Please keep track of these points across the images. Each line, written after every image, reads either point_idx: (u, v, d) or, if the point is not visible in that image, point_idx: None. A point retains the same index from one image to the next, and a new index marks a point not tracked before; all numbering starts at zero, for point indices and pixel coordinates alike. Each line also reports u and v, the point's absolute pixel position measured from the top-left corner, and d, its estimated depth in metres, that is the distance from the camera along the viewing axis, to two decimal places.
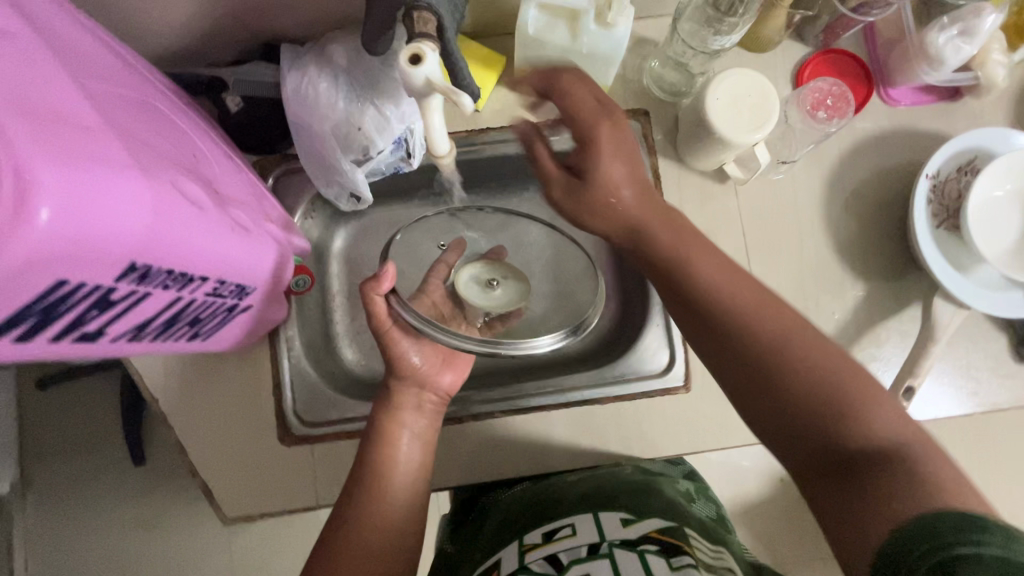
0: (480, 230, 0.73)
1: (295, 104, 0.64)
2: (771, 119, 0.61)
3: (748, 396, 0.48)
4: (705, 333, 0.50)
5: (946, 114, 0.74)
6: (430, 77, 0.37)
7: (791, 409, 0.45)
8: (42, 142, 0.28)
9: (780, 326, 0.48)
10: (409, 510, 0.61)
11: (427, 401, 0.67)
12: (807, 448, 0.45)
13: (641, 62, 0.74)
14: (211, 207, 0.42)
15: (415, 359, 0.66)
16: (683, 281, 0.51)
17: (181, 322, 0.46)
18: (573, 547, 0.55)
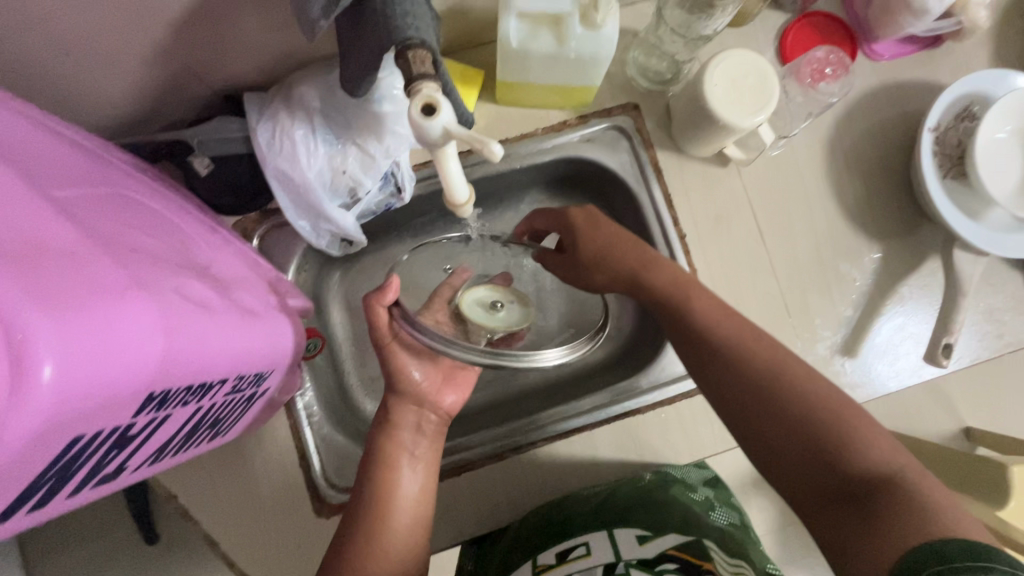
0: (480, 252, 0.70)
1: (271, 158, 0.59)
2: (773, 97, 0.59)
3: (752, 428, 0.50)
4: (706, 373, 0.54)
5: (930, 61, 0.73)
6: (447, 127, 0.33)
7: (792, 439, 0.48)
8: (29, 290, 0.24)
9: (773, 363, 0.51)
10: (410, 545, 0.54)
11: (426, 421, 0.62)
12: (808, 477, 0.47)
13: (622, 54, 0.71)
14: (217, 302, 0.38)
15: (416, 375, 0.61)
16: (683, 316, 0.56)
17: (202, 428, 0.41)
18: (588, 568, 0.56)
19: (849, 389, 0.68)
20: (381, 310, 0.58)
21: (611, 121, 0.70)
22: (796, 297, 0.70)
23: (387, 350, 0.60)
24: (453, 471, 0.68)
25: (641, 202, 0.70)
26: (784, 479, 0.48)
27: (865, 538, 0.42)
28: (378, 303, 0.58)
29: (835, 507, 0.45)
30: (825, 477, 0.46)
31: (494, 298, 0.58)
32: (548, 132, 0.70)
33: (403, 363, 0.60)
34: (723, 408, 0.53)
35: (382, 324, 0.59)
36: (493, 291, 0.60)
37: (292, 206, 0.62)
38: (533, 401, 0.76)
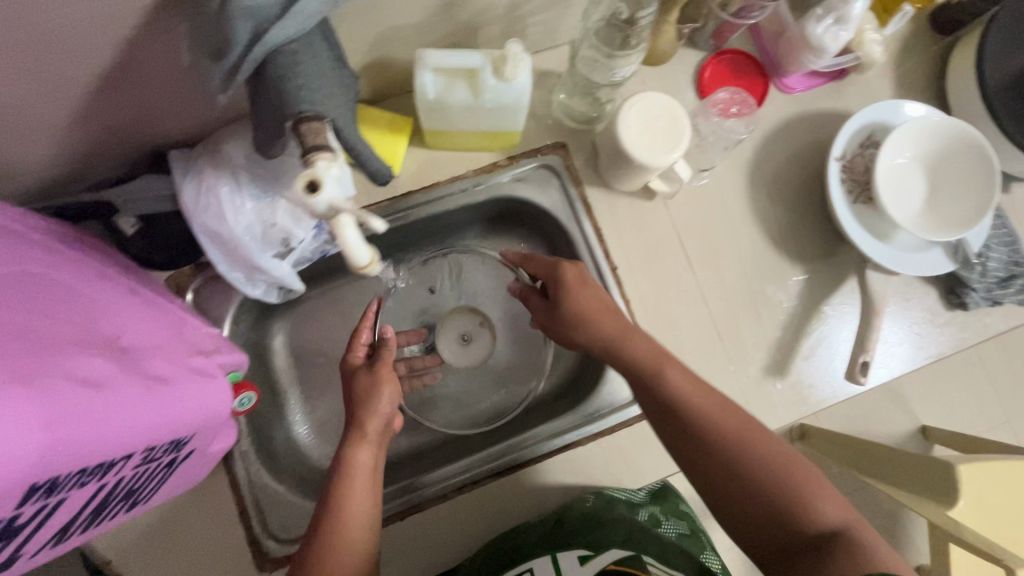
0: (430, 284, 0.80)
1: (197, 215, 0.60)
2: (685, 136, 0.62)
3: (718, 492, 0.51)
4: (672, 437, 0.53)
5: (837, 92, 0.77)
6: (332, 200, 0.36)
7: (756, 501, 0.49)
8: None
9: (742, 432, 0.51)
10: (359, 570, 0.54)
11: (378, 464, 0.61)
12: (770, 535, 0.48)
13: (548, 96, 0.73)
14: (119, 378, 0.38)
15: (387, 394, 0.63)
16: (654, 381, 0.54)
17: (112, 501, 0.41)
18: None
19: (780, 409, 0.71)
20: (388, 371, 0.65)
21: (540, 160, 0.72)
22: (727, 322, 0.72)
23: (371, 394, 0.62)
24: (398, 515, 0.67)
25: (573, 237, 0.72)
26: (746, 534, 0.50)
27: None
28: (388, 363, 0.66)
29: (789, 559, 0.47)
30: (787, 540, 0.48)
31: (465, 328, 0.81)
32: (479, 174, 0.72)
33: (376, 409, 0.61)
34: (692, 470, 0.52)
35: (383, 376, 0.64)
36: (461, 317, 0.81)
37: (223, 260, 0.63)
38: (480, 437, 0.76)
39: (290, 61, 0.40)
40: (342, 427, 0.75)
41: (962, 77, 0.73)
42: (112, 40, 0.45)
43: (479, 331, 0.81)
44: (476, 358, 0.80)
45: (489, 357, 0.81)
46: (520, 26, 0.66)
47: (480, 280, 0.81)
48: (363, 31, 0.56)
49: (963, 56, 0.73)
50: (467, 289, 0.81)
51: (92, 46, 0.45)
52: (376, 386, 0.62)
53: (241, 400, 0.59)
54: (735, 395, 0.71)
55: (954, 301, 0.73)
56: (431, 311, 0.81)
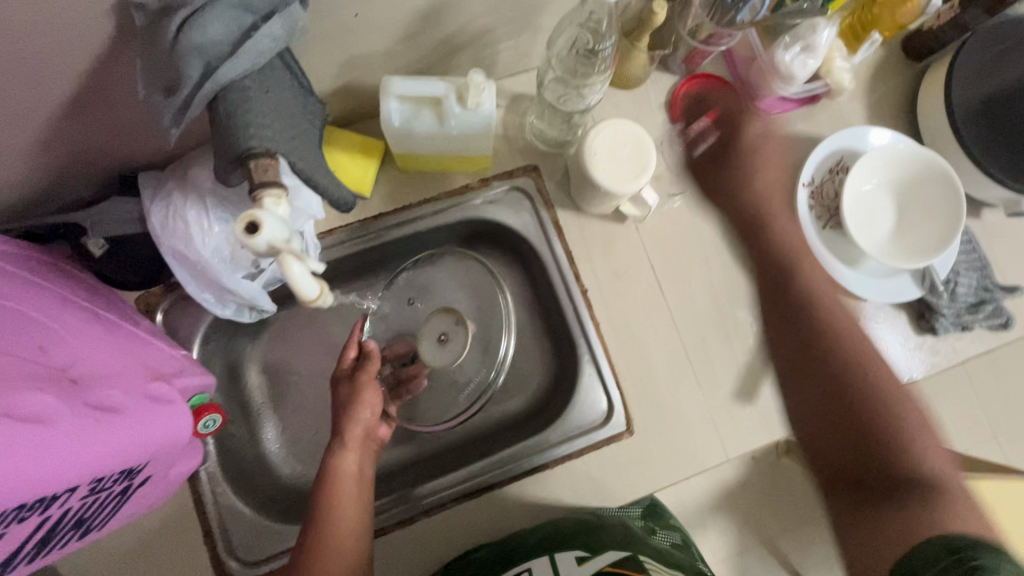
0: (412, 288, 0.77)
1: (165, 238, 0.60)
2: (650, 165, 0.62)
3: (829, 424, 0.56)
4: (800, 353, 0.60)
5: (810, 116, 0.78)
6: (272, 240, 0.35)
7: (849, 446, 0.54)
8: None
9: (839, 393, 0.56)
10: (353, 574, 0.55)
11: (367, 472, 0.62)
12: (850, 476, 0.53)
13: (521, 119, 0.74)
14: (63, 410, 0.39)
15: (365, 411, 0.63)
16: (799, 299, 0.63)
17: (62, 530, 0.41)
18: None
19: (749, 433, 0.71)
20: (368, 375, 0.65)
21: (512, 183, 0.73)
22: (697, 346, 0.72)
23: (351, 406, 0.63)
24: (388, 528, 0.68)
25: (544, 258, 0.73)
26: (826, 470, 0.55)
27: (872, 542, 0.48)
28: (370, 374, 0.65)
29: (874, 504, 0.50)
30: (861, 485, 0.52)
31: (443, 327, 0.71)
32: (451, 196, 0.72)
33: (356, 416, 0.63)
34: (802, 402, 0.58)
35: (365, 385, 0.64)
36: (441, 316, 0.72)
37: (193, 281, 0.63)
38: (454, 457, 0.75)
39: (238, 101, 0.41)
40: (313, 446, 0.75)
41: (933, 103, 0.74)
42: (73, 71, 0.46)
43: (457, 330, 0.71)
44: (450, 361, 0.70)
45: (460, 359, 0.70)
46: (491, 53, 0.67)
47: (451, 293, 0.76)
48: (328, 59, 0.57)
49: (933, 83, 0.74)
50: (442, 300, 0.77)
51: (53, 77, 0.46)
52: (356, 397, 0.63)
53: (206, 422, 0.58)
54: (703, 419, 0.71)
55: (924, 326, 0.73)
56: (414, 315, 0.76)
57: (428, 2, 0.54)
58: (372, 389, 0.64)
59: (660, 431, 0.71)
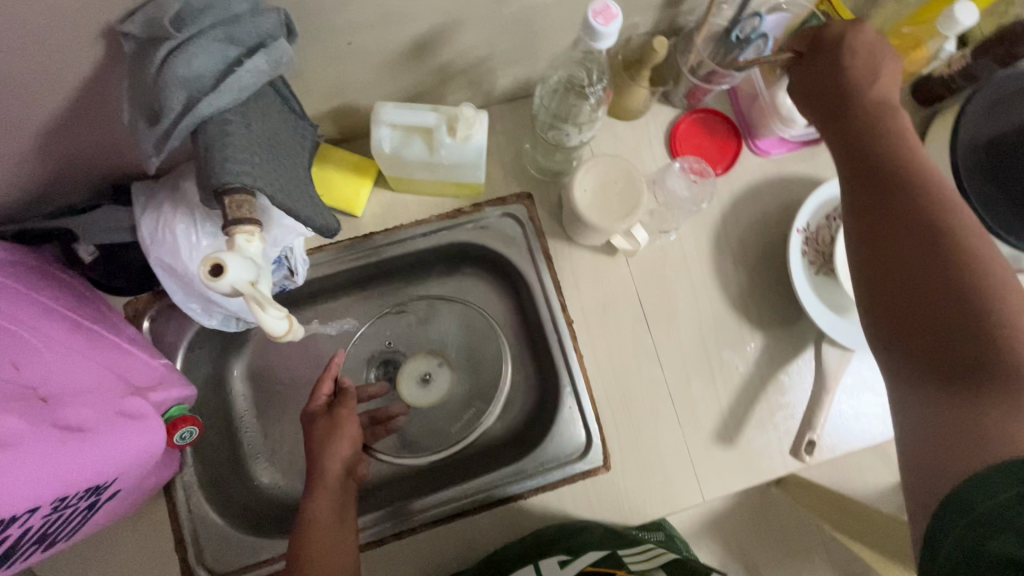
0: (392, 330, 0.80)
1: (153, 248, 0.61)
2: (642, 202, 0.61)
3: (885, 284, 0.42)
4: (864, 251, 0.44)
5: (811, 158, 0.77)
6: (236, 282, 0.37)
7: (931, 314, 0.39)
8: None
9: (919, 247, 0.41)
10: None
11: (346, 513, 0.61)
12: (925, 345, 0.39)
13: (517, 146, 0.74)
14: (27, 434, 0.40)
15: (347, 450, 0.63)
16: (908, 187, 0.43)
17: (23, 545, 0.42)
18: None
19: (728, 477, 0.70)
20: (347, 412, 0.66)
21: (505, 210, 0.73)
22: (681, 384, 0.72)
23: (330, 441, 0.63)
24: (372, 544, 0.67)
25: (532, 286, 0.72)
26: (897, 359, 0.41)
27: (941, 447, 0.37)
28: (349, 411, 0.66)
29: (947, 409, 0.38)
30: (952, 342, 0.38)
31: (424, 369, 0.79)
32: (442, 219, 0.72)
33: (335, 453, 0.63)
34: (866, 285, 0.43)
35: (343, 422, 0.65)
36: (423, 357, 0.80)
37: (180, 293, 0.64)
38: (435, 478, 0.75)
39: (218, 135, 0.42)
40: (292, 458, 0.75)
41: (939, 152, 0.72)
42: (65, 88, 0.47)
43: (440, 372, 0.79)
44: (433, 401, 0.78)
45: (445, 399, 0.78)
46: (488, 79, 0.67)
47: (440, 330, 0.80)
48: (322, 82, 0.57)
49: (939, 131, 0.72)
50: (425, 339, 0.80)
51: (46, 93, 0.46)
52: (335, 432, 0.64)
53: (184, 434, 0.59)
54: (682, 460, 0.70)
55: None
56: (391, 356, 0.80)
57: (423, 32, 0.54)
58: (349, 423, 0.65)
59: (640, 470, 0.70)
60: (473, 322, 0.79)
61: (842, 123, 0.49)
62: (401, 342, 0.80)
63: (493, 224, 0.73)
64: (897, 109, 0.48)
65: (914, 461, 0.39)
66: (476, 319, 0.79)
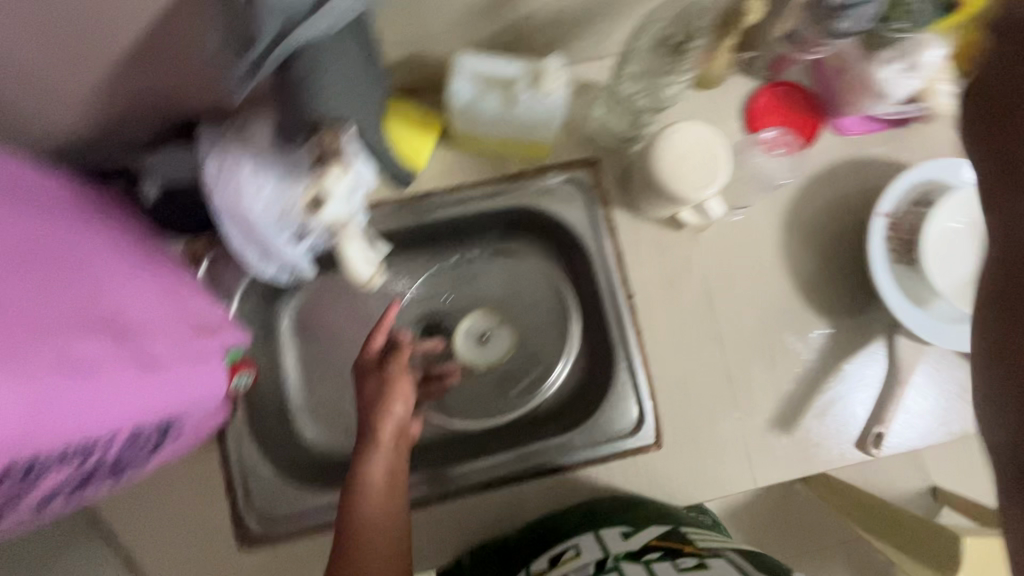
0: (450, 285, 0.78)
1: (216, 192, 0.60)
2: (723, 173, 0.58)
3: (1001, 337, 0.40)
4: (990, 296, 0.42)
5: (897, 140, 0.73)
6: None
7: None
8: None
9: None
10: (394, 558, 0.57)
11: (398, 474, 0.61)
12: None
13: (586, 109, 0.71)
14: (114, 356, 0.39)
15: (398, 409, 0.62)
16: None
17: (99, 471, 0.42)
18: (583, 566, 0.59)
19: (782, 464, 0.68)
20: (399, 368, 0.64)
21: (569, 175, 0.70)
22: (739, 368, 0.70)
23: (383, 400, 0.62)
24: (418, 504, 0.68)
25: (591, 257, 0.71)
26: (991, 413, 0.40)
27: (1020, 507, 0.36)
28: (401, 367, 0.65)
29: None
30: None
31: (484, 328, 0.77)
32: (505, 181, 0.70)
33: (389, 412, 0.62)
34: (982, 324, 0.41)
35: (395, 379, 0.64)
36: (483, 314, 0.78)
37: (241, 240, 0.63)
38: (473, 443, 0.74)
39: (310, 65, 0.41)
40: (337, 414, 0.75)
41: None
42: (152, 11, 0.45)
43: (499, 333, 0.77)
44: (491, 360, 0.77)
45: (503, 360, 0.77)
46: (566, 35, 0.64)
47: (489, 291, 0.78)
48: (402, 25, 0.55)
49: None
50: (483, 296, 0.78)
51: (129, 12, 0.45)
52: (388, 389, 0.63)
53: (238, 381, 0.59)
54: (734, 444, 0.68)
55: None
56: (449, 312, 0.78)
57: None
58: (402, 381, 0.64)
59: (691, 450, 0.68)
60: (525, 286, 0.78)
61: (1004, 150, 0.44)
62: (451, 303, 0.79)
63: (556, 189, 0.71)
64: None
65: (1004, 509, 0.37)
66: (536, 281, 0.77)
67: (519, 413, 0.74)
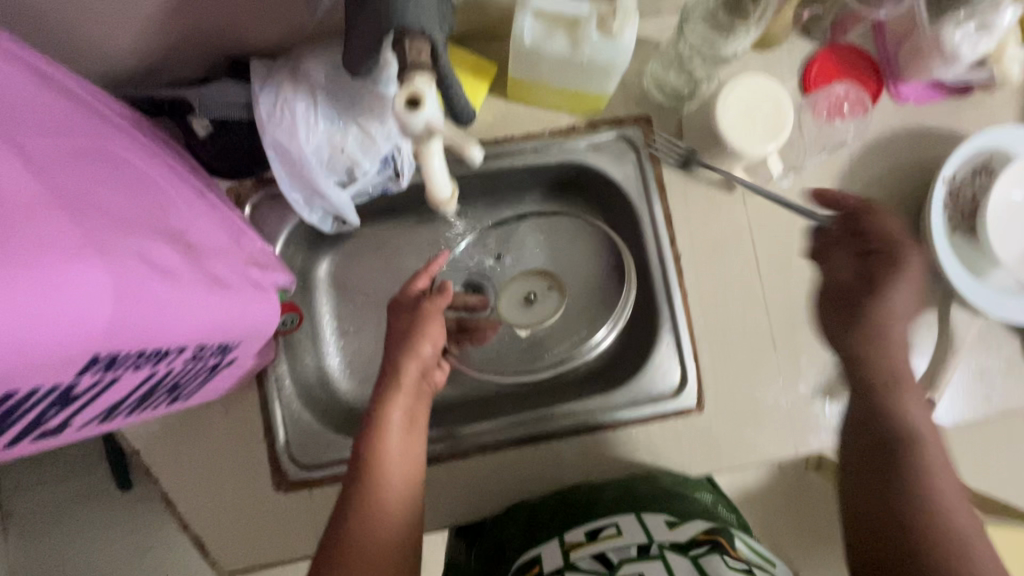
0: (497, 245, 0.78)
1: (270, 127, 0.59)
2: (788, 125, 0.58)
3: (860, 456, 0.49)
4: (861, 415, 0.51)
5: (958, 110, 0.71)
6: (430, 121, 0.37)
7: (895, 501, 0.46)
8: None
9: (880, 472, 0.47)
10: (404, 510, 0.56)
11: (417, 416, 0.61)
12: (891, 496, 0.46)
13: (641, 65, 0.70)
14: (182, 268, 0.38)
15: (427, 350, 0.62)
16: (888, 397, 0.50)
17: (159, 391, 0.41)
18: (622, 546, 0.55)
19: (825, 434, 0.67)
20: (434, 311, 0.63)
21: (620, 131, 0.69)
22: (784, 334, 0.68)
23: (413, 339, 0.61)
24: (447, 456, 0.68)
25: (640, 219, 0.70)
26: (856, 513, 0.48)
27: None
28: (437, 308, 0.64)
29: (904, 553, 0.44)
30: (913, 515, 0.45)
31: (531, 288, 0.76)
32: (556, 134, 0.69)
33: (416, 352, 0.61)
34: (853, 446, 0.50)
35: (428, 319, 0.63)
36: (534, 275, 0.77)
37: (287, 179, 0.62)
38: (510, 403, 0.74)
39: None
40: (373, 367, 0.74)
41: None
42: None
43: (544, 295, 0.77)
44: (534, 321, 0.76)
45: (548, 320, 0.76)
46: None
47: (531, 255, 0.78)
48: None
49: None
50: (526, 258, 0.78)
51: None
52: (418, 329, 0.62)
53: (288, 320, 0.66)
54: (777, 411, 0.67)
55: None
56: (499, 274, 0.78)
57: None
58: (434, 323, 0.63)
59: (733, 414, 0.68)
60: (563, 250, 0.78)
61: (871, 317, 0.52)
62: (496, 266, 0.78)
63: (606, 145, 0.70)
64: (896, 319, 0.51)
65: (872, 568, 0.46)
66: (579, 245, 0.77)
67: (547, 372, 0.72)
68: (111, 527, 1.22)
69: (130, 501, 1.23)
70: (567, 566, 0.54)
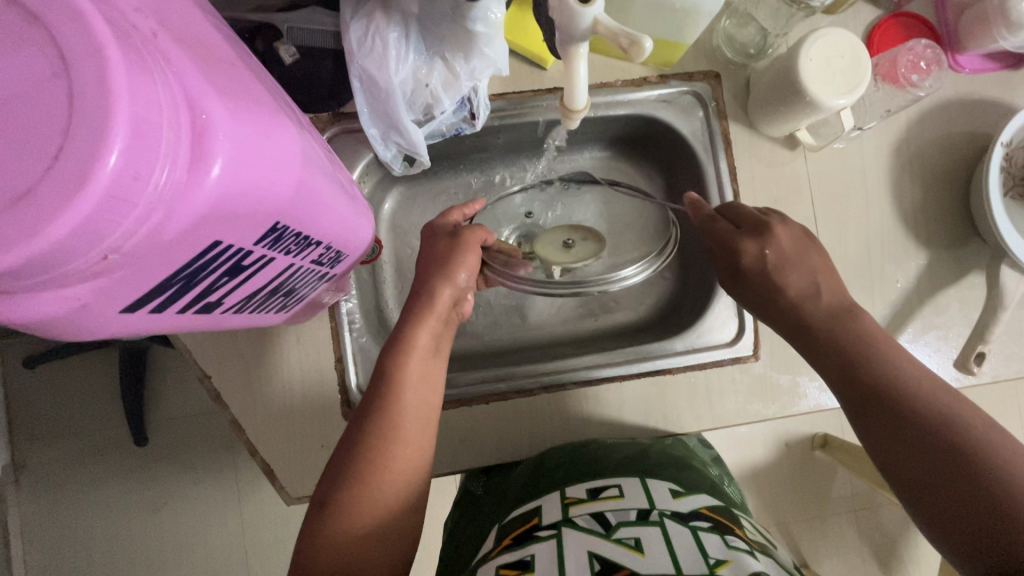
0: (537, 197, 0.75)
1: (359, 57, 0.57)
2: (863, 84, 0.59)
3: (864, 404, 0.51)
4: (843, 368, 0.52)
5: (1008, 81, 0.74)
6: (595, 18, 0.40)
7: (913, 435, 0.47)
8: (219, 93, 0.25)
9: (884, 414, 0.49)
10: (425, 445, 0.57)
11: (440, 344, 0.60)
12: (923, 490, 0.46)
13: (712, 22, 0.72)
14: (328, 164, 0.39)
15: (461, 277, 0.60)
16: (869, 362, 0.51)
17: (281, 291, 0.42)
18: (620, 508, 0.57)
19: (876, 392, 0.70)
20: (473, 236, 0.62)
21: (689, 86, 0.71)
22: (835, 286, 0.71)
23: (448, 265, 0.60)
24: (493, 397, 0.69)
25: (707, 175, 0.71)
26: (884, 455, 0.49)
27: (939, 506, 0.45)
28: (475, 238, 0.62)
29: (940, 476, 0.45)
30: (926, 445, 0.46)
31: (567, 235, 0.67)
32: (627, 86, 0.71)
33: (451, 278, 0.60)
34: (849, 399, 0.52)
35: (464, 247, 0.61)
36: (570, 230, 0.69)
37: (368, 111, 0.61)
38: (542, 350, 0.77)
39: None
40: None
41: None
42: None
43: (585, 243, 0.67)
44: (578, 258, 0.64)
45: (592, 262, 0.64)
46: None
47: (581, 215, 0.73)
48: None
49: None
50: (562, 220, 0.73)
51: None
52: (454, 255, 0.60)
53: (368, 250, 0.71)
54: None
55: None
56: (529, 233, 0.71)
57: None
58: (470, 252, 0.61)
59: (786, 362, 0.70)
60: (618, 209, 0.72)
61: (793, 317, 0.56)
62: (546, 220, 0.74)
63: (676, 99, 0.71)
64: (812, 323, 0.55)
65: (926, 503, 0.46)
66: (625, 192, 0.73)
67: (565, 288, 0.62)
68: (115, 487, 1.17)
69: (136, 460, 1.18)
70: (564, 521, 0.56)
